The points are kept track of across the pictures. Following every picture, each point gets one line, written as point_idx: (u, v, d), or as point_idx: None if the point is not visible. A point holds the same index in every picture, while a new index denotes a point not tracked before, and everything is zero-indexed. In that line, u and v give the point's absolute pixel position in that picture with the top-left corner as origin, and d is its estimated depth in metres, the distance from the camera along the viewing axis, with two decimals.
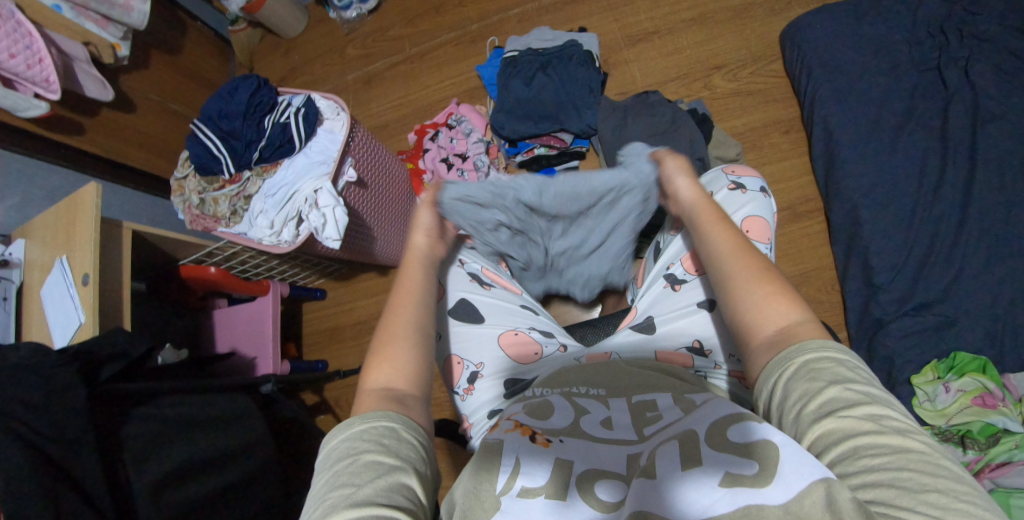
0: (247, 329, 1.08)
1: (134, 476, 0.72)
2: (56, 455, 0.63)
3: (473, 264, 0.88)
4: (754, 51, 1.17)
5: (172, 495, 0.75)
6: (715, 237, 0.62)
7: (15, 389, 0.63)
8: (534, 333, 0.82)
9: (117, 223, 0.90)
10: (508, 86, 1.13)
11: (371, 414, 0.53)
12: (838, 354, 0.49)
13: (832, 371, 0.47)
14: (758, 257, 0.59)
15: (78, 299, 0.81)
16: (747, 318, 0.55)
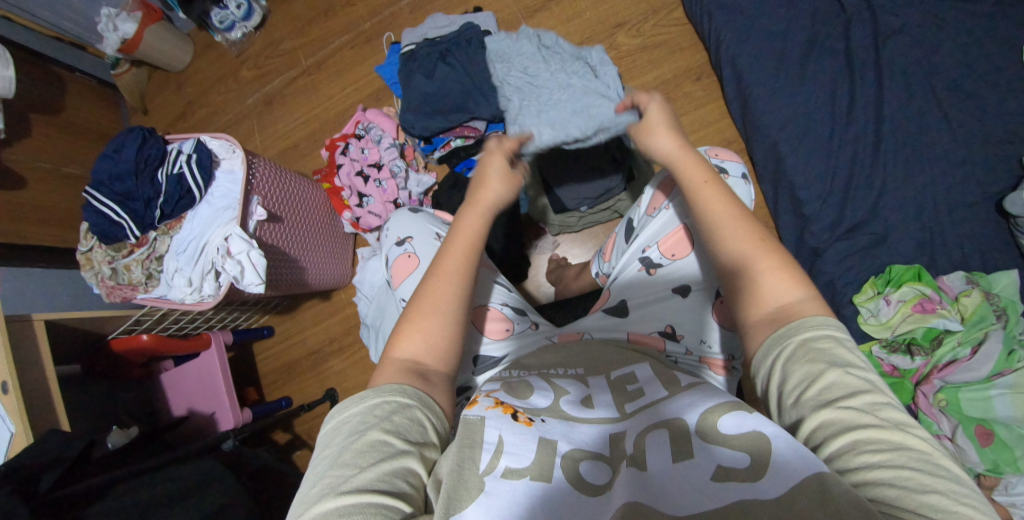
0: (200, 387, 1.04)
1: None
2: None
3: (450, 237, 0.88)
4: (652, 2, 1.14)
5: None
6: (707, 202, 0.64)
7: None
8: (506, 309, 0.82)
9: (26, 317, 0.85)
10: (412, 83, 1.08)
11: (386, 389, 0.55)
12: (837, 333, 0.50)
13: (833, 354, 0.49)
14: (757, 227, 0.61)
15: (4, 410, 0.77)
16: (750, 288, 0.57)
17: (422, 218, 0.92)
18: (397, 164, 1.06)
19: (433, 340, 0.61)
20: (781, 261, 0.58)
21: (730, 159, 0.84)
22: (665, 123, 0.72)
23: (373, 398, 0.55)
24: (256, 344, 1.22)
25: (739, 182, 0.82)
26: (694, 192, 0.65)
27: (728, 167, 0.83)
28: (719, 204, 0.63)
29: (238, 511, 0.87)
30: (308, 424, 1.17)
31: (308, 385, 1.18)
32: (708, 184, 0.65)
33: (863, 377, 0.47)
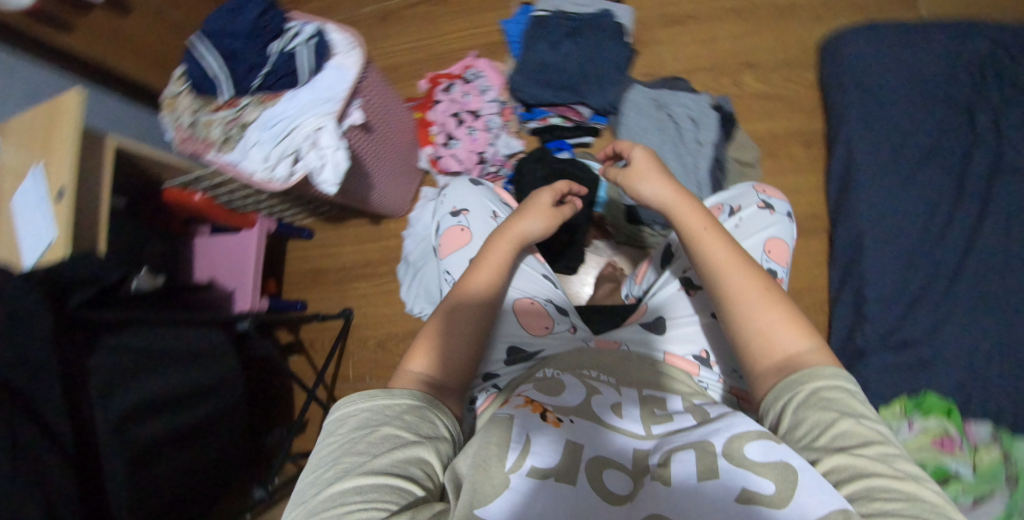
0: (230, 262, 1.06)
1: (100, 412, 0.69)
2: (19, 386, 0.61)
3: (506, 218, 0.86)
4: (789, 56, 1.10)
5: (138, 431, 0.73)
6: (706, 249, 0.62)
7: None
8: (548, 305, 0.81)
9: (101, 134, 0.83)
10: (532, 49, 1.07)
11: (397, 392, 0.55)
12: (846, 383, 0.50)
13: (844, 403, 0.48)
14: (759, 273, 0.59)
15: (53, 215, 0.77)
16: (758, 333, 0.56)
17: (480, 193, 0.89)
18: (493, 120, 1.06)
19: (445, 357, 0.62)
20: (783, 309, 0.56)
21: (776, 197, 0.79)
22: (658, 168, 0.71)
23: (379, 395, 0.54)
24: (291, 242, 1.22)
25: (784, 218, 0.77)
26: (693, 240, 0.64)
27: (774, 204, 0.79)
28: (721, 252, 0.61)
29: (226, 395, 0.88)
30: (315, 333, 1.18)
31: (325, 298, 1.18)
32: (705, 236, 0.63)
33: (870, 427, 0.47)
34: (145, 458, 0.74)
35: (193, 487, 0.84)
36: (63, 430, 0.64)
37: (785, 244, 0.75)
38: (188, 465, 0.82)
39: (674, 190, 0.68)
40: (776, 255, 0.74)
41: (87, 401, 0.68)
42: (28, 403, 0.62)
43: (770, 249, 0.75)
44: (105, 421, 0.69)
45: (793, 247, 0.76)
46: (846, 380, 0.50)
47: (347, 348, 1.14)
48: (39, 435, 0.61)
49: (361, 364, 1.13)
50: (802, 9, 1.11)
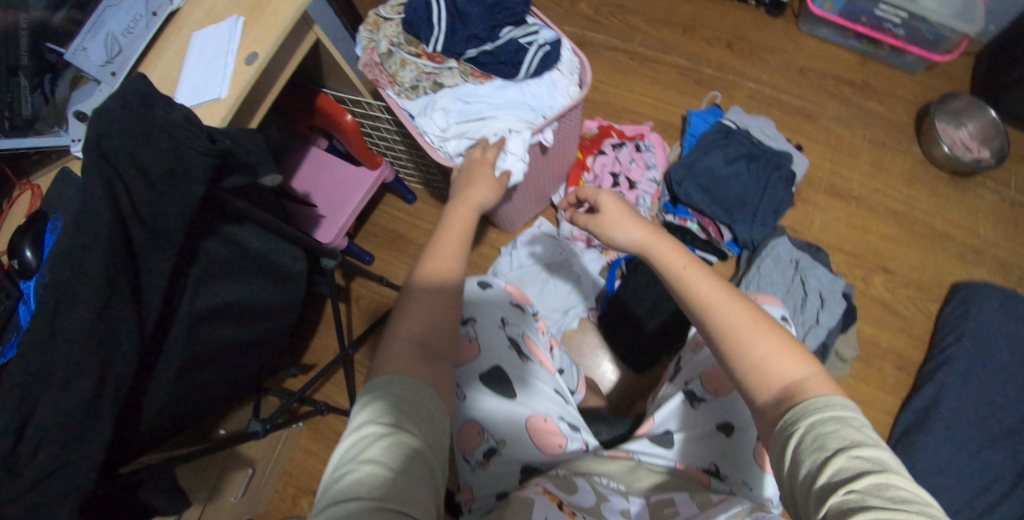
0: (337, 188, 1.06)
1: (187, 300, 0.62)
2: (137, 247, 0.52)
3: (515, 330, 0.80)
4: (921, 279, 1.12)
5: (204, 333, 0.66)
6: (700, 289, 0.58)
7: (149, 157, 0.50)
8: (562, 424, 0.74)
9: (309, 23, 0.80)
10: (708, 153, 1.07)
11: (379, 384, 0.49)
12: (840, 411, 0.43)
13: (840, 435, 0.41)
14: (750, 306, 0.55)
15: (231, 73, 0.74)
16: (749, 367, 0.51)
17: (492, 296, 0.85)
18: (645, 199, 1.05)
19: (430, 323, 0.57)
20: (777, 340, 0.52)
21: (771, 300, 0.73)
22: (626, 211, 0.67)
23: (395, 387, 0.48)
24: (390, 197, 1.21)
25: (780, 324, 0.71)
26: (676, 280, 0.60)
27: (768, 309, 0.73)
28: (715, 294, 0.57)
29: (278, 319, 0.82)
30: (367, 290, 1.16)
31: (393, 263, 1.17)
32: (686, 273, 0.59)
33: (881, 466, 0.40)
34: (193, 362, 0.67)
35: (204, 407, 0.75)
36: (150, 309, 0.55)
37: None
38: (214, 383, 0.74)
39: (645, 229, 0.64)
40: None
41: (182, 283, 0.61)
42: (135, 270, 0.53)
43: None
44: (185, 312, 0.62)
45: None
46: (839, 411, 0.43)
47: None
48: (131, 306, 0.52)
49: None
50: (951, 246, 1.13)
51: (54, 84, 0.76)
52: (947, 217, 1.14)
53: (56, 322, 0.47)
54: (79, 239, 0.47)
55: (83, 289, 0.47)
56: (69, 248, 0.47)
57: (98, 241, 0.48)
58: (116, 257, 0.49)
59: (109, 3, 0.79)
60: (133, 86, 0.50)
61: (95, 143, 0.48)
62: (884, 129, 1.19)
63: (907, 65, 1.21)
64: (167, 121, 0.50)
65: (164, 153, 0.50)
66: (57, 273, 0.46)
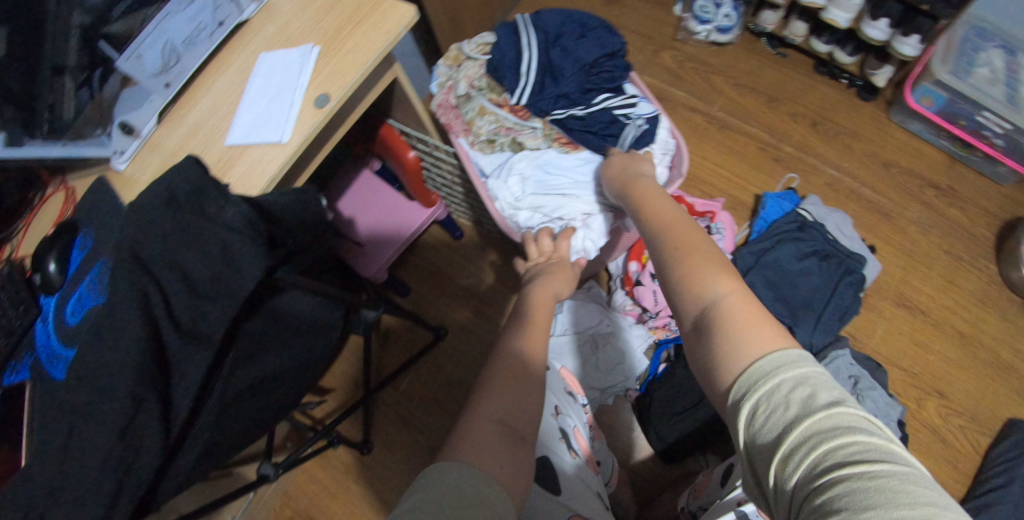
0: (384, 219, 0.99)
1: (217, 395, 0.54)
2: (172, 354, 0.43)
3: (569, 421, 0.75)
4: (981, 408, 1.05)
5: (230, 421, 0.58)
6: (653, 224, 0.59)
7: (194, 258, 0.43)
8: None
9: (390, 61, 0.74)
10: (778, 244, 1.02)
11: (444, 477, 0.44)
12: (789, 368, 0.39)
13: (792, 398, 0.37)
14: (695, 234, 0.54)
15: (297, 113, 0.67)
16: (692, 301, 0.49)
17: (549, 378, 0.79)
18: None
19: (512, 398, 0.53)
20: (711, 264, 0.50)
21: None
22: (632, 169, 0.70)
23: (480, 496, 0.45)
24: (434, 230, 1.15)
25: None
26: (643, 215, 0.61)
27: None
28: (676, 233, 0.55)
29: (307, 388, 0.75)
30: (398, 326, 1.11)
31: (429, 300, 1.11)
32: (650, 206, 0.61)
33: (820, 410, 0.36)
34: (214, 455, 0.58)
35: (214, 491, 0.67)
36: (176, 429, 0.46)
37: None
38: None
39: (637, 181, 0.68)
40: None
41: (218, 369, 0.54)
42: (167, 379, 0.44)
43: None
44: (213, 406, 0.54)
45: None
46: (788, 369, 0.38)
47: (419, 365, 1.10)
48: (157, 420, 0.42)
49: (417, 385, 1.09)
50: (1018, 378, 1.06)
51: (104, 80, 0.68)
52: (1017, 345, 1.08)
53: (66, 456, 0.40)
54: (120, 345, 0.40)
55: (113, 403, 0.40)
56: (97, 365, 0.40)
57: (129, 363, 0.40)
58: (144, 379, 0.41)
59: (171, 7, 0.68)
60: (189, 179, 0.44)
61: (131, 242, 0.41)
62: (963, 240, 1.12)
63: (999, 175, 1.14)
64: (222, 221, 0.44)
65: (213, 258, 0.44)
66: (91, 383, 0.40)
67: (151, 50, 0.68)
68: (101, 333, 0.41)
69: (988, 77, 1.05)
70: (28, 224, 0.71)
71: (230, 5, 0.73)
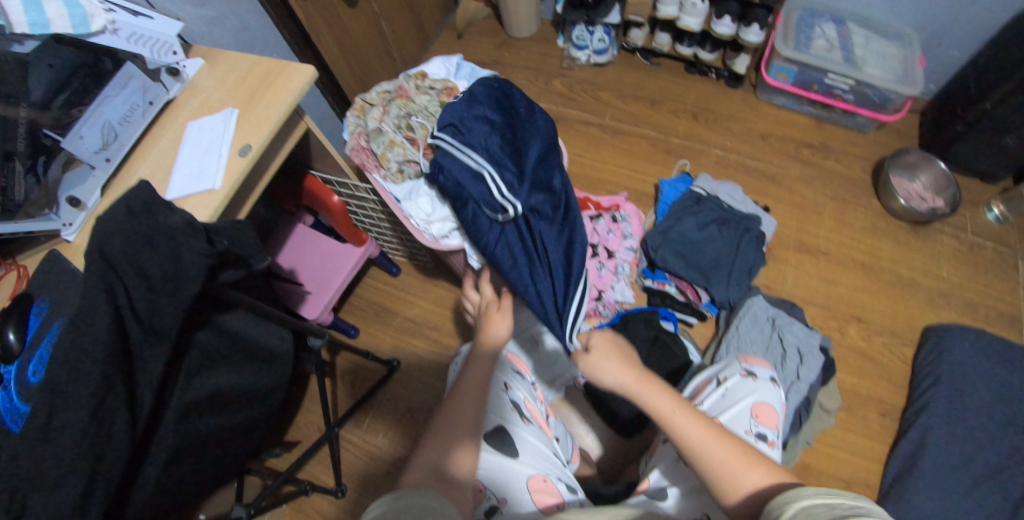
0: (323, 263, 1.09)
1: (176, 397, 0.63)
2: (134, 343, 0.55)
3: (518, 393, 0.83)
4: (896, 326, 1.16)
5: (191, 425, 0.67)
6: (686, 422, 0.63)
7: (150, 255, 0.54)
8: (560, 485, 0.75)
9: (299, 114, 0.86)
10: (680, 219, 1.10)
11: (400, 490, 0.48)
12: (838, 500, 0.44)
13: (831, 512, 0.43)
14: (728, 434, 0.62)
15: (226, 165, 0.78)
16: (729, 480, 0.58)
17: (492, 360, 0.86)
18: (624, 267, 1.08)
19: (458, 445, 0.64)
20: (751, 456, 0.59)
21: (757, 364, 0.81)
22: (609, 348, 0.73)
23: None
24: (375, 270, 1.24)
25: (767, 384, 0.77)
26: (666, 424, 0.65)
27: (755, 371, 0.80)
28: (669, 407, 0.66)
29: (263, 403, 0.83)
30: (352, 365, 1.17)
31: (381, 336, 1.18)
32: (674, 416, 0.65)
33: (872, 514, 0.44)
34: (180, 455, 0.68)
35: (185, 496, 0.75)
36: (142, 408, 0.57)
37: (772, 411, 0.75)
38: (198, 471, 0.74)
39: (617, 364, 0.71)
40: (762, 419, 0.74)
41: (175, 375, 0.63)
42: (130, 366, 0.55)
43: (758, 414, 0.74)
44: (176, 404, 0.63)
45: (782, 413, 0.76)
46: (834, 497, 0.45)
47: (378, 399, 1.14)
48: (123, 398, 0.54)
49: (380, 419, 1.13)
50: (919, 292, 1.18)
51: (47, 166, 0.76)
52: (912, 264, 1.20)
53: (50, 427, 0.50)
54: (86, 336, 0.50)
55: (83, 387, 0.50)
56: (68, 361, 0.50)
57: (98, 347, 0.51)
58: (112, 359, 0.52)
59: (107, 92, 0.80)
60: (141, 197, 0.55)
61: (99, 247, 0.52)
62: (845, 184, 1.25)
63: (860, 126, 1.29)
64: (169, 225, 0.55)
65: (166, 257, 0.55)
66: (63, 374, 0.50)
67: (88, 129, 0.78)
68: (66, 339, 0.50)
69: (826, 46, 1.22)
70: None
71: (156, 85, 0.87)
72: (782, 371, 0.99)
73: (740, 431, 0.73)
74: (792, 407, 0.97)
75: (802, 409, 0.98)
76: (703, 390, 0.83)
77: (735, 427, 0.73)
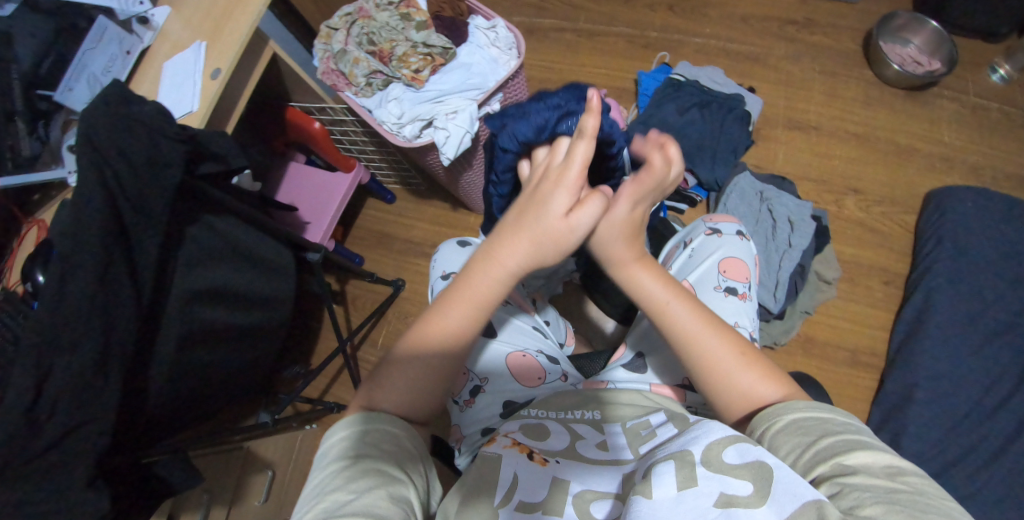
0: (316, 194, 1.10)
1: (177, 280, 0.70)
2: (128, 224, 0.61)
3: None
4: (895, 193, 1.13)
5: (200, 312, 0.74)
6: (704, 336, 0.59)
7: (127, 145, 0.59)
8: (540, 358, 0.80)
9: (265, 39, 0.87)
10: (661, 106, 1.12)
11: (375, 416, 0.52)
12: (826, 413, 0.51)
13: (819, 428, 0.50)
14: (734, 338, 0.59)
15: (200, 88, 0.79)
16: (742, 395, 0.57)
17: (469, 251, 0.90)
18: None
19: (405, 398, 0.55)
20: (762, 370, 0.58)
21: (724, 221, 0.83)
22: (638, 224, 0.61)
23: (332, 435, 0.51)
24: (372, 201, 1.28)
25: (734, 239, 0.80)
26: (687, 341, 0.59)
27: (722, 228, 0.82)
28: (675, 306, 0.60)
29: (270, 311, 0.88)
30: (361, 291, 1.22)
31: (383, 261, 1.23)
32: (699, 335, 0.59)
33: (865, 436, 0.49)
34: (194, 342, 0.74)
35: (210, 391, 0.83)
36: (145, 284, 0.64)
37: (740, 264, 0.77)
38: (214, 367, 0.80)
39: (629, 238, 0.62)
40: (730, 274, 0.77)
41: (172, 264, 0.69)
42: (129, 248, 0.62)
43: (725, 269, 0.77)
44: (177, 291, 0.70)
45: (752, 267, 0.78)
46: (821, 410, 0.52)
47: (386, 316, 1.20)
48: (124, 273, 0.61)
49: (393, 336, 1.19)
50: (920, 157, 1.15)
51: (48, 128, 0.79)
52: (911, 131, 1.16)
53: (62, 296, 0.56)
54: (81, 217, 0.56)
55: (85, 262, 0.56)
56: (68, 239, 0.56)
57: (93, 220, 0.57)
58: (109, 234, 0.58)
59: (87, 45, 0.81)
60: (112, 96, 0.60)
61: (86, 135, 0.57)
62: (834, 58, 1.21)
63: None
64: (143, 117, 0.61)
65: (143, 145, 0.60)
66: (61, 252, 0.56)
67: (75, 81, 0.80)
68: (66, 226, 0.56)
69: None
70: (10, 264, 0.78)
71: (130, 35, 0.87)
72: (771, 240, 1.01)
73: (710, 289, 0.76)
74: (787, 273, 0.97)
75: (797, 274, 0.98)
76: (673, 255, 0.87)
77: (704, 287, 0.76)
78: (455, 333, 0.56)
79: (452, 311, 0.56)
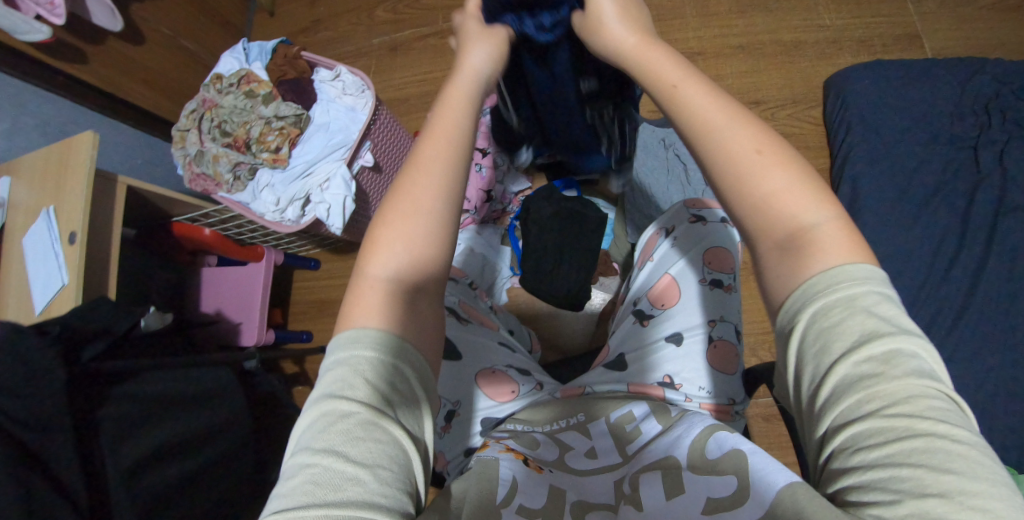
0: (238, 292, 1.05)
1: (110, 461, 0.68)
2: (32, 444, 0.59)
3: (451, 297, 0.84)
4: (795, 92, 1.11)
5: (148, 480, 0.72)
6: (731, 132, 0.44)
7: None
8: (511, 371, 0.80)
9: (113, 177, 0.83)
10: None
11: (380, 343, 0.43)
12: (856, 290, 0.37)
13: (841, 327, 0.36)
14: (759, 133, 0.44)
15: (63, 258, 0.75)
16: (774, 205, 0.42)
17: None
18: (502, 159, 1.12)
19: (418, 254, 0.48)
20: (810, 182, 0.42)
21: (707, 207, 0.81)
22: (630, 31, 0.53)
23: (338, 362, 0.42)
24: (298, 271, 1.25)
25: (717, 226, 0.78)
26: (697, 135, 0.46)
27: (704, 215, 0.80)
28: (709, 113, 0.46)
29: (225, 440, 0.84)
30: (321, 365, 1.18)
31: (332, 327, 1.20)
32: (713, 122, 0.45)
33: (905, 342, 0.35)
34: (156, 507, 0.72)
35: None
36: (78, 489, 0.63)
37: (725, 253, 0.76)
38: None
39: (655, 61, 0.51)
40: (715, 265, 0.76)
41: (98, 452, 0.68)
42: (42, 463, 0.60)
43: (711, 260, 0.76)
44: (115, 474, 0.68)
45: (738, 253, 0.78)
46: (850, 291, 0.37)
47: None
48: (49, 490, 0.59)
49: None
50: (807, 48, 1.12)
51: None
52: (792, 25, 1.13)
53: None
54: None
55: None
56: None
57: None
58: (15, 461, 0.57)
59: None
60: None
61: None
62: None
63: None
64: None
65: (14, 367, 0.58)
66: None
67: None
68: None
69: None
70: None
71: None
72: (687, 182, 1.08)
73: (695, 283, 0.76)
74: None
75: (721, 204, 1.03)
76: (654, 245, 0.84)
77: (689, 282, 0.76)
78: (447, 147, 0.50)
79: (445, 115, 0.52)
